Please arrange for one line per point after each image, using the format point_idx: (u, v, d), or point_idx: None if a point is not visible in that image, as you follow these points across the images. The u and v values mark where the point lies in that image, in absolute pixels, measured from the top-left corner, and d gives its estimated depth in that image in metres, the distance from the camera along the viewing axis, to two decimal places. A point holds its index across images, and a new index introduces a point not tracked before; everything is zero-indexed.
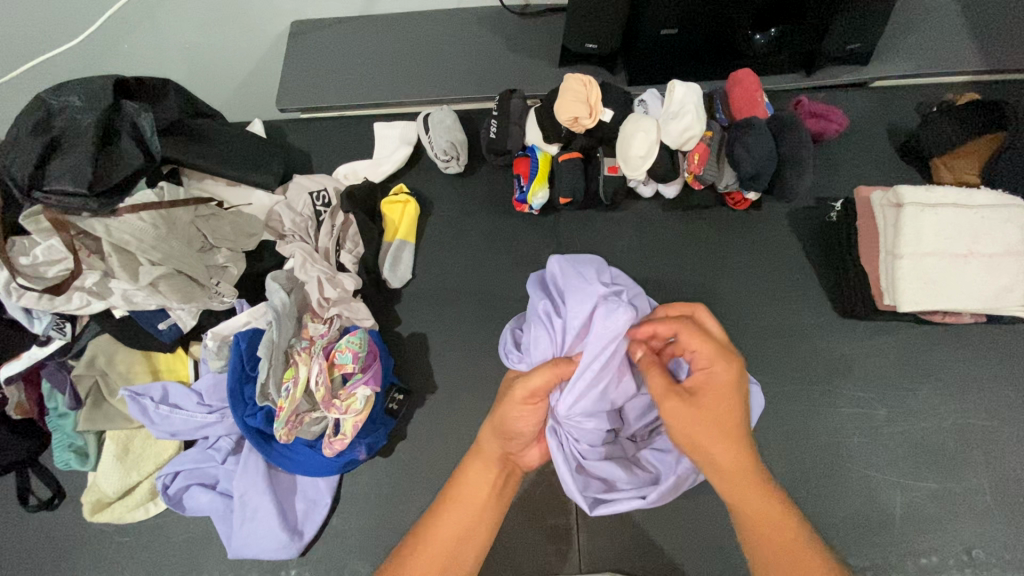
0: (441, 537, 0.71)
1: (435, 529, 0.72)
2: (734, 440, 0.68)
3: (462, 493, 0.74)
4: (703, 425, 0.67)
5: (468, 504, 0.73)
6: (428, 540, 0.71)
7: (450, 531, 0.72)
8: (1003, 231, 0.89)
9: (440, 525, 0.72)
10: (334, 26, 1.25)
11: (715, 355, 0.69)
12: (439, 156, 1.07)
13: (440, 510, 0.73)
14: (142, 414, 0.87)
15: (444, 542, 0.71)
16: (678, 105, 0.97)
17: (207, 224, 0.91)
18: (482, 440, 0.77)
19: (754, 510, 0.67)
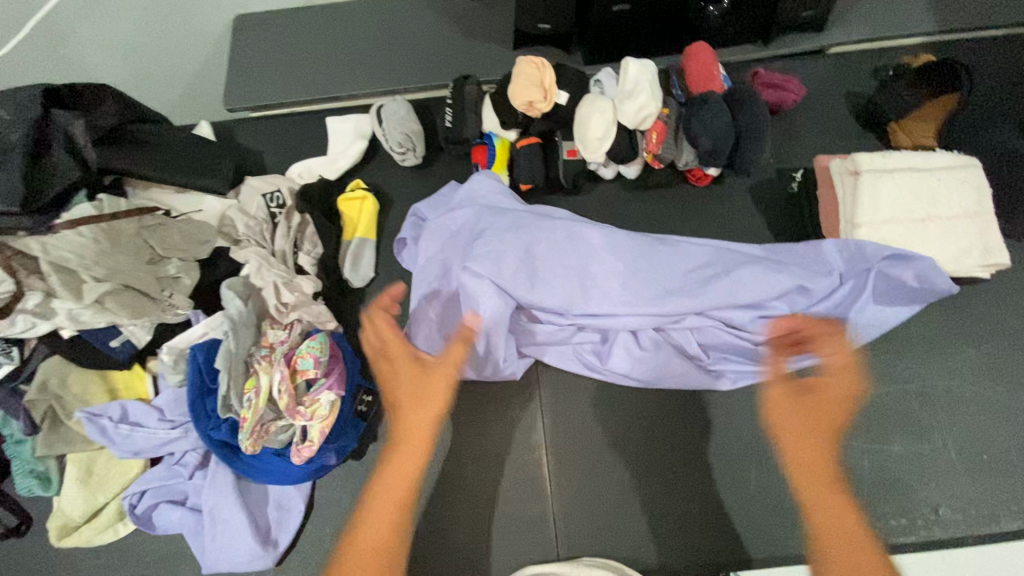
0: (384, 521, 0.57)
1: (376, 516, 0.57)
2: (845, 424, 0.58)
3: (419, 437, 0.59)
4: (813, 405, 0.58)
5: (398, 499, 0.57)
6: (369, 526, 0.56)
7: (384, 519, 0.57)
8: (959, 193, 0.89)
9: (393, 479, 0.58)
10: (281, 21, 1.21)
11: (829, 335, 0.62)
12: (395, 149, 1.04)
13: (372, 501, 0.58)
14: (102, 435, 0.85)
15: (417, 433, 0.60)
16: (632, 83, 0.96)
17: (154, 234, 0.87)
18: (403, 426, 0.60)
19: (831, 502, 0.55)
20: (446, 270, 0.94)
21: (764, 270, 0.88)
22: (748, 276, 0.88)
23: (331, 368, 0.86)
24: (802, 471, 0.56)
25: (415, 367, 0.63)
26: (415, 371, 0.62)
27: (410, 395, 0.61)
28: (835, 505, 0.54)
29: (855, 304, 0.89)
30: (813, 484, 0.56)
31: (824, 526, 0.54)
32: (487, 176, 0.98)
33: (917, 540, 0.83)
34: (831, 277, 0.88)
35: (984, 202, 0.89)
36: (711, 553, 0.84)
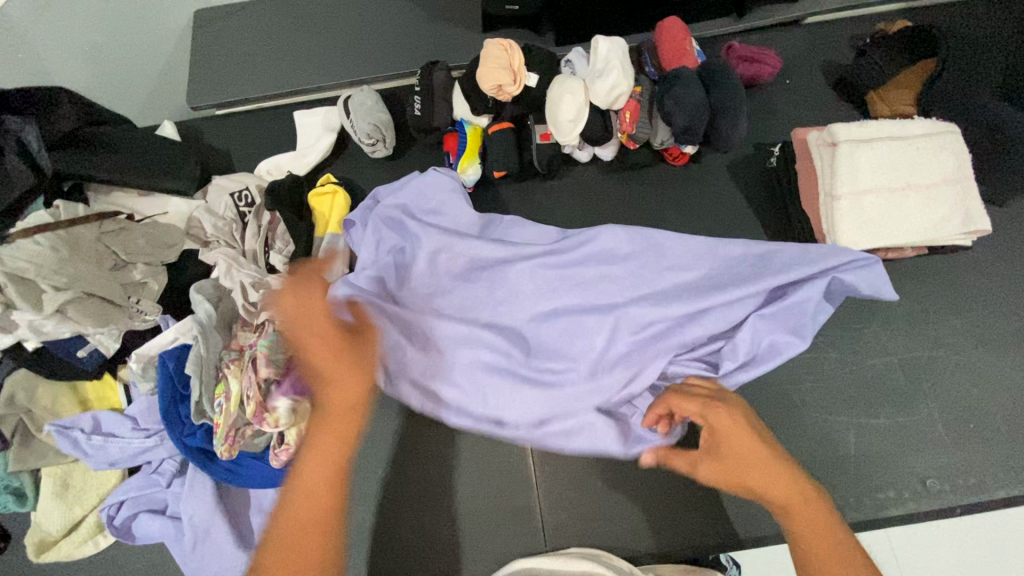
0: (303, 519, 0.58)
1: (298, 525, 0.58)
2: (768, 464, 0.61)
3: (340, 415, 0.61)
4: (744, 460, 0.61)
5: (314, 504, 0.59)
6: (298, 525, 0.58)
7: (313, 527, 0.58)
8: (939, 160, 0.87)
9: (298, 498, 0.59)
10: (244, 15, 1.18)
11: (709, 405, 0.66)
12: (364, 140, 1.01)
13: (299, 494, 0.59)
14: (74, 447, 0.83)
15: (343, 412, 0.62)
16: (603, 61, 0.93)
17: (116, 240, 0.85)
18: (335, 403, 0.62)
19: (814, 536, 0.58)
20: (386, 274, 0.90)
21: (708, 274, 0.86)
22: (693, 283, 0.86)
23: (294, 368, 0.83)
24: (796, 515, 0.60)
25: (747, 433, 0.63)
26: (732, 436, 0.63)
27: (329, 356, 0.63)
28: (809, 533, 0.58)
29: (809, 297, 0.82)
30: (806, 527, 0.59)
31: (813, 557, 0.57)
32: (447, 175, 0.94)
33: (905, 513, 0.83)
34: (778, 270, 0.83)
35: (964, 168, 0.87)
36: (698, 535, 0.84)
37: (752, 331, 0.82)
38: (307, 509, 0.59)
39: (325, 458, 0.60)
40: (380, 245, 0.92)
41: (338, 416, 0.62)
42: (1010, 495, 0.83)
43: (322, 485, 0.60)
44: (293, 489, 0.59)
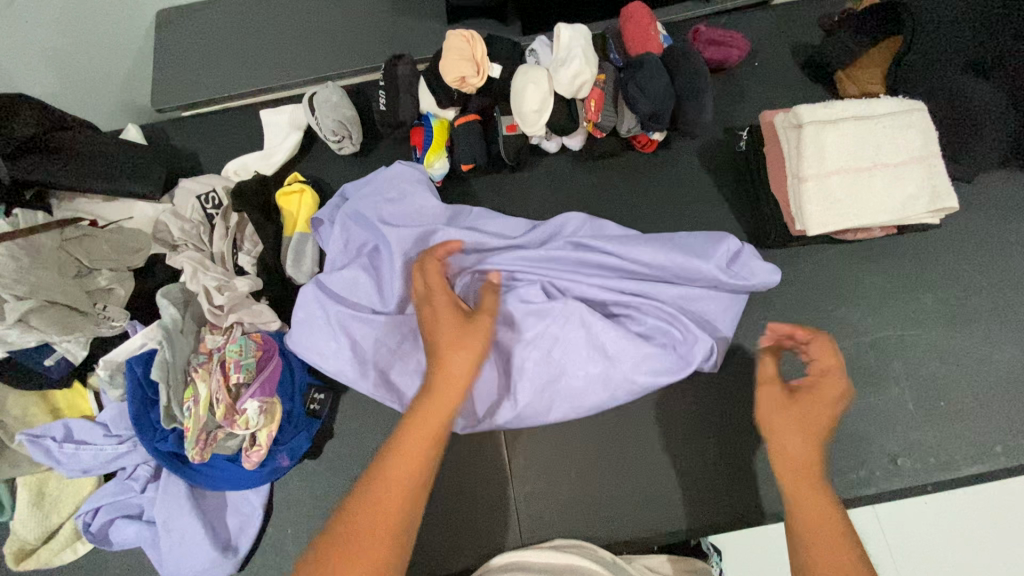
0: (383, 513, 0.53)
1: (374, 510, 0.53)
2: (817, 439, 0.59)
3: (447, 383, 0.60)
4: (810, 409, 0.60)
5: (411, 472, 0.55)
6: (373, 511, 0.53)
7: (396, 508, 0.54)
8: (905, 138, 0.87)
9: (393, 481, 0.54)
10: (207, 14, 1.17)
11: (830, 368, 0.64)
12: (329, 137, 1.00)
13: (383, 489, 0.54)
14: (46, 456, 0.83)
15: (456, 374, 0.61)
16: (565, 49, 0.92)
17: (79, 246, 0.84)
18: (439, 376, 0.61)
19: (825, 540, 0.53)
20: (354, 275, 0.89)
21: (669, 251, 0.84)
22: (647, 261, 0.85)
23: (261, 369, 0.84)
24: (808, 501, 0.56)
25: (460, 324, 0.64)
26: (463, 324, 0.63)
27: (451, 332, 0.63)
28: (822, 526, 0.54)
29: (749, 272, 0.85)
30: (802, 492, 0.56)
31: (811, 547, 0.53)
32: (408, 166, 0.94)
33: (875, 491, 0.83)
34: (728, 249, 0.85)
35: (930, 145, 0.87)
36: (672, 519, 0.85)
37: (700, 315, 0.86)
38: (394, 511, 0.53)
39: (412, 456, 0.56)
40: (348, 244, 0.91)
41: (447, 373, 0.60)
42: (980, 471, 0.83)
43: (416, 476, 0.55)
44: (384, 467, 0.55)
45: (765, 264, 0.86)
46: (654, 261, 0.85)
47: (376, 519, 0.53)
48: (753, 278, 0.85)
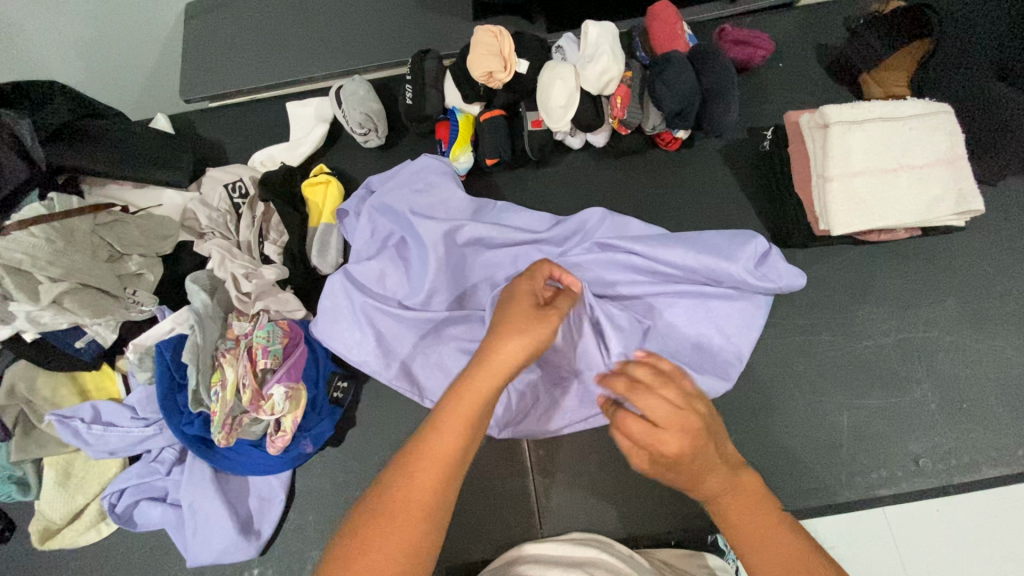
0: (419, 493, 0.53)
1: (409, 485, 0.53)
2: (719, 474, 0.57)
3: (503, 361, 0.59)
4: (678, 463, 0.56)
5: (455, 443, 0.55)
6: (405, 490, 0.53)
7: (425, 474, 0.54)
8: (933, 140, 0.87)
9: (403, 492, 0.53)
10: (235, 6, 1.18)
11: (681, 417, 0.55)
12: (356, 130, 1.01)
13: (416, 460, 0.54)
14: (75, 437, 0.84)
15: (502, 368, 0.59)
16: (593, 47, 0.92)
17: (111, 231, 0.85)
18: (471, 385, 0.58)
19: (748, 518, 0.57)
20: (379, 266, 0.90)
21: (692, 252, 0.85)
22: (672, 259, 0.86)
23: (288, 356, 0.85)
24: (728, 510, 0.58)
25: (532, 316, 0.63)
26: (535, 316, 0.63)
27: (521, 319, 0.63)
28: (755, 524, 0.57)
29: (770, 275, 0.86)
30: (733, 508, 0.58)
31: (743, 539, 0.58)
32: (435, 159, 0.95)
33: (896, 492, 0.83)
34: (751, 251, 0.85)
35: (957, 147, 0.87)
36: (693, 516, 0.85)
37: (721, 315, 0.87)
38: (425, 487, 0.53)
39: (452, 428, 0.55)
40: (375, 234, 0.92)
41: (496, 364, 0.59)
42: (1002, 473, 0.83)
43: (452, 459, 0.55)
44: (420, 443, 0.55)
45: (792, 268, 0.86)
46: (685, 264, 0.86)
47: (411, 501, 0.52)
48: (779, 281, 0.86)
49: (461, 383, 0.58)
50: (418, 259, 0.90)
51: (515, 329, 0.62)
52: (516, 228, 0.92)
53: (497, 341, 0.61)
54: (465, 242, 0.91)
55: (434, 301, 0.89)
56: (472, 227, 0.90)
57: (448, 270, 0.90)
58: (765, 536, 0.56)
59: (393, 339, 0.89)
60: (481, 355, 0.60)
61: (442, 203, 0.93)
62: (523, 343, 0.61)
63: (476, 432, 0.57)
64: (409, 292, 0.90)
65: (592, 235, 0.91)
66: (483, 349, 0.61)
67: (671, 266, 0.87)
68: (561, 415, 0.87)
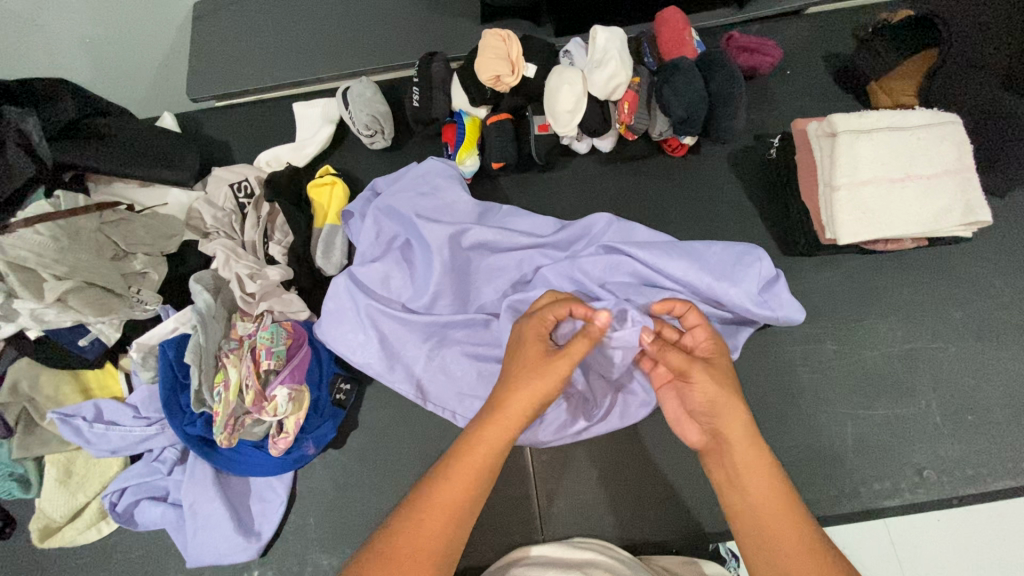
0: (424, 542, 0.57)
1: (414, 532, 0.57)
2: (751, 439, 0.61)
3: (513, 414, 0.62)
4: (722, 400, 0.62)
5: (460, 494, 0.59)
6: (411, 538, 0.57)
7: (433, 522, 0.58)
8: (941, 151, 0.87)
9: (413, 531, 0.57)
10: (243, 6, 1.18)
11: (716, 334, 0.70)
12: (362, 131, 1.00)
13: (423, 511, 0.58)
14: (77, 435, 0.84)
15: (510, 417, 0.62)
16: (601, 52, 0.92)
17: (116, 230, 0.85)
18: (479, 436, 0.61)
19: (763, 482, 0.59)
20: (382, 268, 0.90)
21: (694, 259, 0.85)
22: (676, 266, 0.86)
23: (291, 357, 0.85)
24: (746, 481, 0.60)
25: (541, 363, 0.64)
26: (545, 364, 0.64)
27: (530, 366, 0.65)
28: (767, 486, 0.59)
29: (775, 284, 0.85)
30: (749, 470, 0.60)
31: (764, 513, 0.58)
32: (442, 162, 0.94)
33: (900, 503, 0.83)
34: (755, 259, 0.85)
35: (965, 158, 0.86)
36: (695, 524, 0.84)
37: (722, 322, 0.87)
38: (433, 535, 0.57)
39: (459, 481, 0.59)
40: (379, 236, 0.92)
41: (505, 413, 0.62)
42: (1006, 486, 0.83)
43: (457, 508, 0.58)
44: (431, 493, 0.59)
45: (793, 301, 0.85)
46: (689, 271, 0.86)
47: (417, 549, 0.56)
48: (778, 312, 0.84)
49: (472, 434, 0.62)
50: (423, 262, 0.90)
51: (524, 379, 0.63)
52: (520, 232, 0.91)
53: (507, 392, 0.64)
54: (469, 246, 0.91)
55: (437, 304, 0.89)
56: (476, 231, 0.90)
57: (452, 274, 0.90)
58: (772, 514, 0.58)
59: (397, 341, 0.89)
60: (492, 405, 0.64)
61: (446, 207, 0.93)
62: (531, 395, 0.63)
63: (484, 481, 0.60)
64: (413, 295, 0.90)
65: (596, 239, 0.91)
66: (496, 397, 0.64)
67: (673, 279, 0.86)
68: (569, 424, 0.86)
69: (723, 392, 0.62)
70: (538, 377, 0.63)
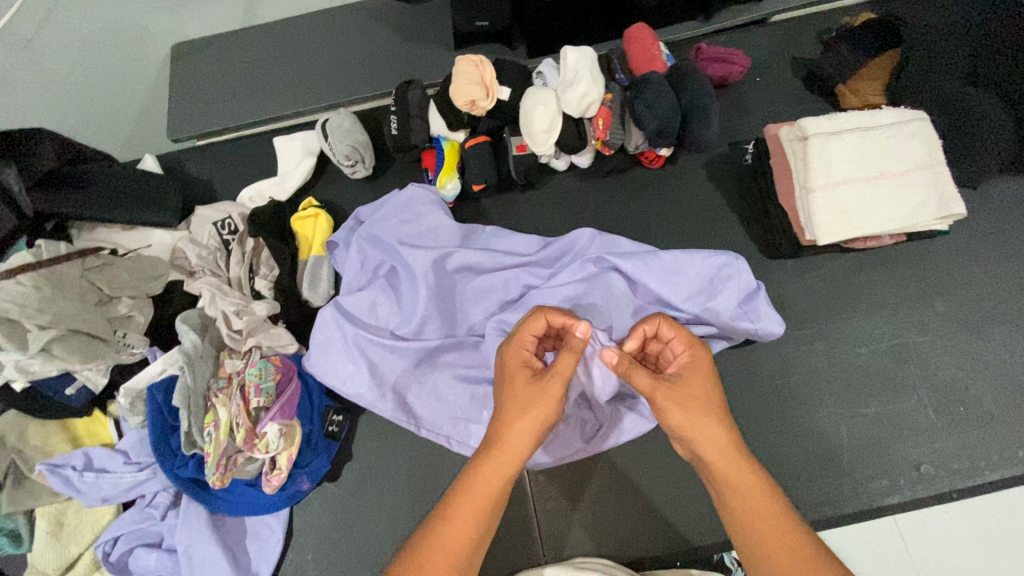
0: None
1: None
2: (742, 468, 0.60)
3: (515, 445, 0.62)
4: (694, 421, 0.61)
5: (468, 531, 0.59)
6: None
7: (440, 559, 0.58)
8: (910, 147, 0.88)
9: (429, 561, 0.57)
10: (220, 45, 1.20)
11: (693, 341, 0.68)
12: (343, 162, 1.02)
13: (425, 552, 0.58)
14: (67, 485, 0.83)
15: (513, 443, 0.63)
16: (573, 72, 0.93)
17: (100, 275, 0.85)
18: (479, 470, 0.62)
19: (745, 502, 0.59)
20: (367, 299, 0.90)
21: (669, 271, 0.88)
22: (650, 278, 0.88)
23: (281, 393, 0.84)
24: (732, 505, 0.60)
25: (529, 385, 0.65)
26: (534, 388, 0.65)
27: (517, 394, 0.65)
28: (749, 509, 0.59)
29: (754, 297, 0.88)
30: (737, 496, 0.59)
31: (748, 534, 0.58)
32: (423, 188, 0.95)
33: (901, 501, 0.82)
34: (729, 271, 0.87)
35: (935, 153, 0.88)
36: (698, 536, 0.84)
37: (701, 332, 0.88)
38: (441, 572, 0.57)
39: (466, 514, 0.60)
40: (365, 264, 0.92)
41: (508, 445, 0.63)
42: (1005, 477, 0.83)
43: (463, 544, 0.59)
44: (437, 532, 0.59)
45: (772, 314, 0.87)
46: (666, 284, 0.88)
47: None
48: (758, 322, 0.87)
49: (475, 469, 0.62)
50: (409, 289, 0.90)
51: (519, 409, 0.64)
52: (504, 253, 0.92)
53: (504, 422, 0.64)
54: (452, 270, 0.91)
55: (425, 330, 0.90)
56: (457, 256, 0.91)
57: (439, 298, 0.90)
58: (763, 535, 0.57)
59: (387, 371, 0.88)
60: (492, 438, 0.64)
61: (428, 233, 0.93)
62: (523, 424, 0.63)
63: (492, 515, 0.61)
64: (400, 323, 0.90)
65: (575, 257, 0.92)
66: (494, 428, 0.64)
67: (653, 291, 0.89)
68: (565, 444, 0.86)
69: (687, 416, 0.61)
70: (528, 404, 0.64)
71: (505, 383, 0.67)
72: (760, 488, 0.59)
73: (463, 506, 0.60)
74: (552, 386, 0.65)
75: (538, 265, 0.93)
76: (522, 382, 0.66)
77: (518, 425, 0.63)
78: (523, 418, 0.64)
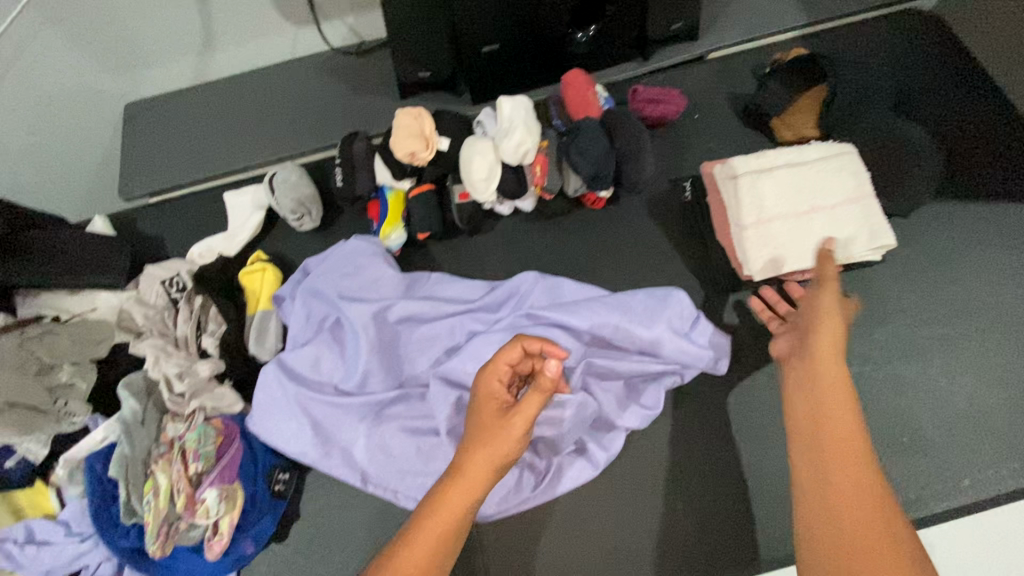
0: None
1: None
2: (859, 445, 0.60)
3: (477, 476, 0.63)
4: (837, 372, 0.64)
5: (424, 560, 0.59)
6: None
7: None
8: (838, 180, 0.90)
9: None
10: (174, 102, 1.22)
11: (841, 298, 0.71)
12: (289, 216, 1.04)
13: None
14: (8, 559, 0.82)
15: (473, 476, 0.63)
16: (508, 121, 0.96)
17: (39, 343, 0.86)
18: (439, 499, 0.63)
19: (851, 485, 0.58)
20: (313, 353, 0.90)
21: (610, 307, 0.89)
22: (591, 313, 0.89)
23: (221, 456, 0.85)
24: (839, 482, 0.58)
25: (495, 419, 0.67)
26: (499, 421, 0.66)
27: (480, 427, 0.66)
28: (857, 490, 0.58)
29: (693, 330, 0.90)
30: (846, 468, 0.59)
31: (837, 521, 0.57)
32: (365, 241, 0.96)
33: None
34: (665, 309, 0.89)
35: (864, 187, 0.90)
36: None
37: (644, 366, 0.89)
38: None
39: (422, 544, 0.60)
40: (309, 318, 0.93)
41: (468, 477, 0.63)
42: (951, 507, 0.82)
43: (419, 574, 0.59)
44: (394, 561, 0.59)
45: (719, 332, 0.90)
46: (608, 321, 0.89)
47: None
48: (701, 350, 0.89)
49: (435, 499, 0.63)
50: (353, 341, 0.91)
51: (479, 442, 0.65)
52: (447, 301, 0.93)
53: (464, 455, 0.65)
54: (395, 321, 0.92)
55: (371, 382, 0.90)
56: (399, 307, 0.92)
57: (382, 350, 0.91)
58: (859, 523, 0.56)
59: (332, 427, 0.88)
60: (453, 469, 0.65)
61: (371, 284, 0.94)
62: (480, 457, 0.64)
63: (449, 547, 0.61)
64: (345, 377, 0.90)
65: (518, 300, 0.93)
66: (456, 460, 0.65)
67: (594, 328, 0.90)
68: (513, 494, 0.85)
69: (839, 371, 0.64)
70: (492, 436, 0.65)
71: (473, 416, 0.68)
72: (879, 480, 0.58)
73: (422, 537, 0.60)
74: (518, 420, 0.66)
75: (482, 309, 0.93)
76: (492, 414, 0.67)
77: (478, 457, 0.64)
78: (482, 450, 0.64)
